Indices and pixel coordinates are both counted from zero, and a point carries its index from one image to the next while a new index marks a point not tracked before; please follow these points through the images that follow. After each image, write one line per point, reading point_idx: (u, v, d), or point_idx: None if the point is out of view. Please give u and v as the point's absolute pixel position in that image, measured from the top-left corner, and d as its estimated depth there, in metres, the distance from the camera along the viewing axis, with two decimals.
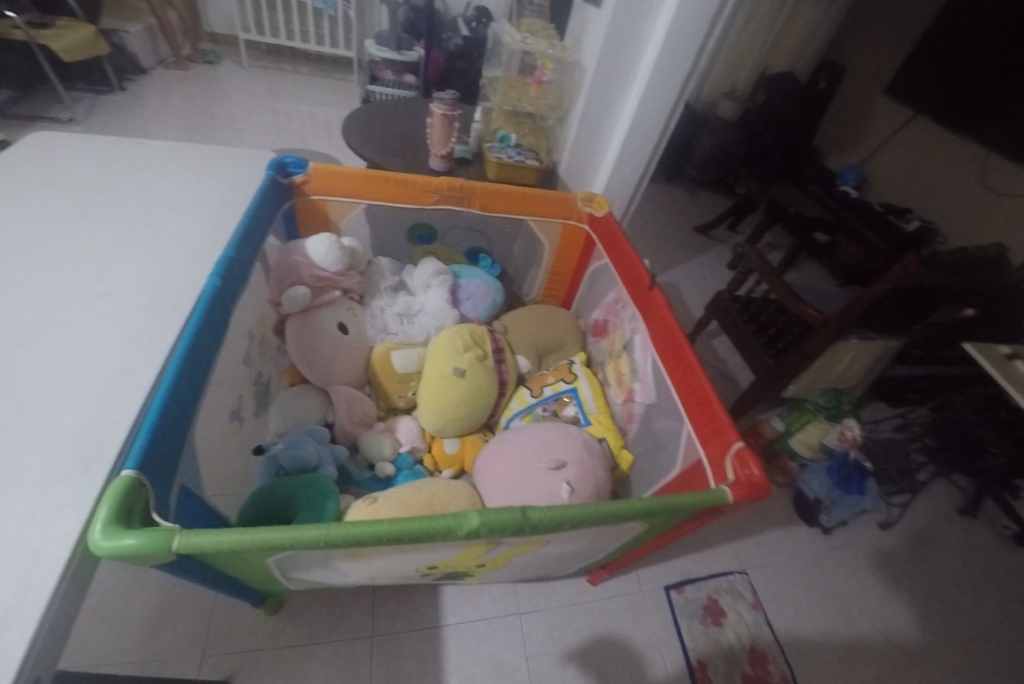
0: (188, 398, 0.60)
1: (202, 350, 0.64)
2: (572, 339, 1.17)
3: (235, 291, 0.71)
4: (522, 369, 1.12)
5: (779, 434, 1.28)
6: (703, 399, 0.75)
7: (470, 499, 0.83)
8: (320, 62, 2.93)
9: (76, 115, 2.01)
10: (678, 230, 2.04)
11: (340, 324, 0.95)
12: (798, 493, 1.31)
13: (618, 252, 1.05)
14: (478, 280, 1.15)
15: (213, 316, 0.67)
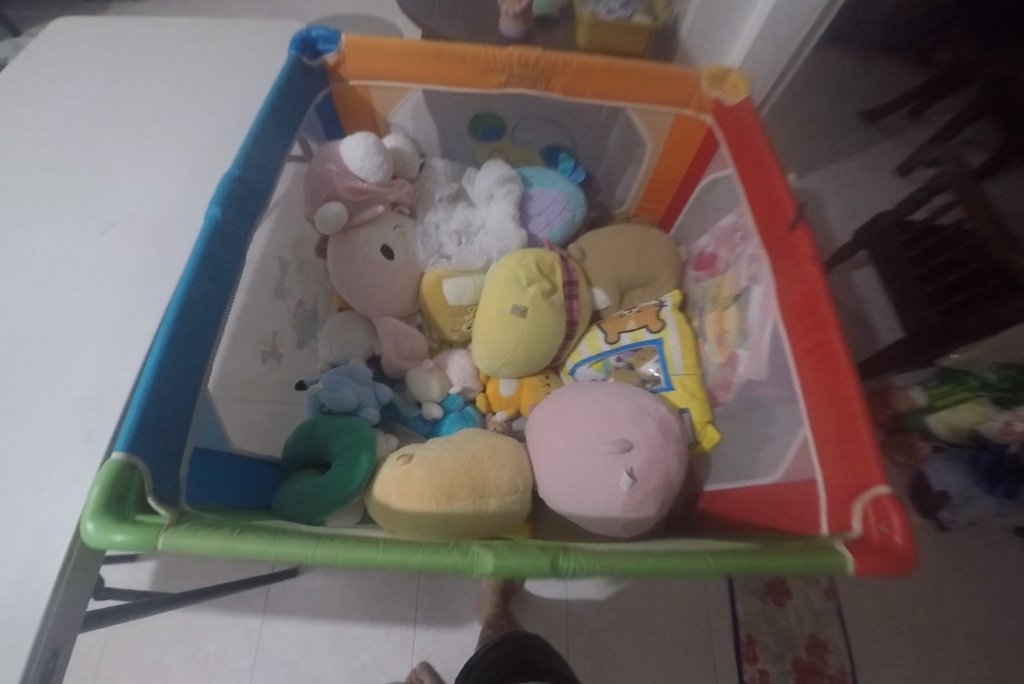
0: (195, 357, 0.54)
1: (208, 301, 0.55)
2: (665, 272, 0.93)
3: (243, 223, 0.61)
4: (598, 305, 0.93)
5: (915, 407, 1.02)
6: (836, 407, 0.54)
7: (516, 464, 0.74)
8: None
9: None
10: (835, 114, 1.53)
11: (384, 247, 0.81)
12: (919, 481, 1.07)
13: (748, 162, 0.75)
14: (554, 189, 0.92)
15: (220, 256, 0.57)
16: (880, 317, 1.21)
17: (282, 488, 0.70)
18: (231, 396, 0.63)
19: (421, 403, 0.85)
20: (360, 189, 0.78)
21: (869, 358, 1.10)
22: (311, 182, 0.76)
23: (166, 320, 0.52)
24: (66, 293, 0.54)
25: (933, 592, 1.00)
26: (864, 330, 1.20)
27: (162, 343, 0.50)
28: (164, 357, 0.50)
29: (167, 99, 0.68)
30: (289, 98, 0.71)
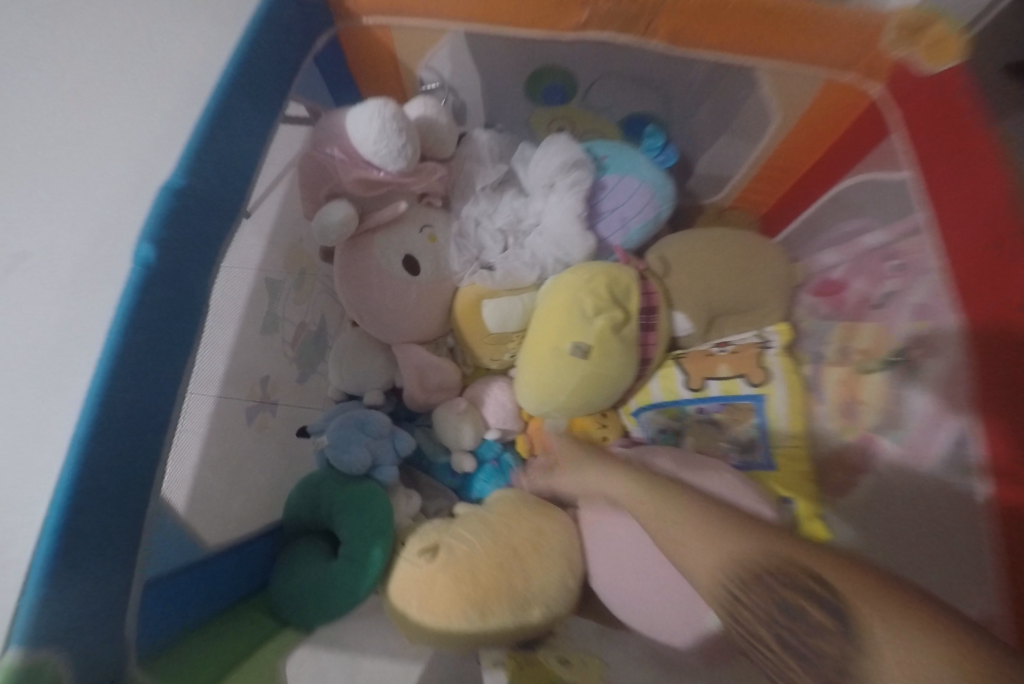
0: (134, 468, 0.36)
1: (151, 373, 0.37)
2: (775, 298, 0.71)
3: (195, 256, 0.41)
4: (677, 332, 0.72)
5: None
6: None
7: (567, 557, 0.58)
8: None
9: None
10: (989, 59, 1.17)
11: (406, 257, 0.62)
12: None
13: (956, 175, 0.51)
14: (636, 178, 0.69)
15: (161, 302, 0.38)
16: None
17: (278, 569, 0.57)
18: (201, 483, 0.46)
19: (450, 450, 0.68)
20: (375, 180, 0.58)
21: None
22: (309, 167, 0.57)
23: (75, 425, 0.33)
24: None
25: None
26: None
27: (68, 464, 0.32)
28: (83, 490, 0.32)
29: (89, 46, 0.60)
30: (272, 53, 0.53)
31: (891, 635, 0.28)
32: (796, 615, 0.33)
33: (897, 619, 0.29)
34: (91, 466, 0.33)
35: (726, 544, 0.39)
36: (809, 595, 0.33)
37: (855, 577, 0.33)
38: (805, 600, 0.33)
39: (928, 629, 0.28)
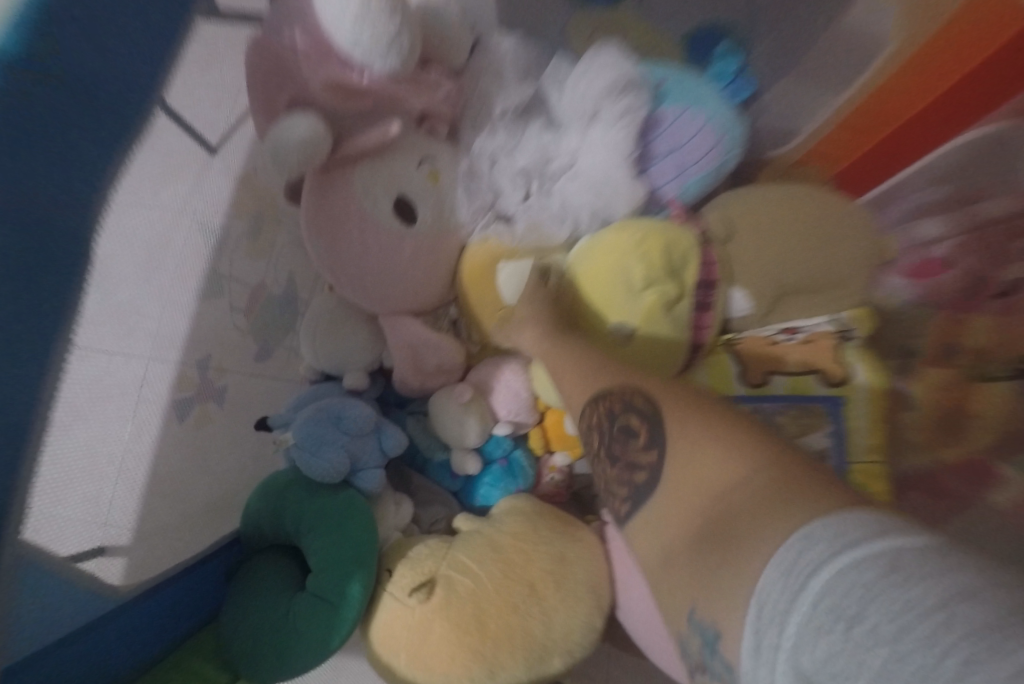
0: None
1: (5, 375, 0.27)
2: (858, 277, 0.57)
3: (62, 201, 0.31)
4: (732, 313, 0.59)
5: None
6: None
7: (595, 591, 0.47)
8: None
9: None
10: None
11: (399, 200, 0.47)
12: None
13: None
14: (703, 113, 0.53)
15: (35, 297, 0.29)
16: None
17: (230, 596, 0.45)
18: (158, 460, 0.43)
19: (450, 448, 0.55)
20: (355, 89, 0.42)
21: None
22: (263, 64, 0.40)
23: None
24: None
25: None
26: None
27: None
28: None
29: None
30: None
31: (684, 443, 0.31)
32: (626, 433, 0.35)
33: (701, 437, 0.30)
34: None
35: (603, 383, 0.40)
36: (642, 419, 0.35)
37: (673, 402, 0.34)
38: (631, 418, 0.35)
39: (736, 445, 0.28)
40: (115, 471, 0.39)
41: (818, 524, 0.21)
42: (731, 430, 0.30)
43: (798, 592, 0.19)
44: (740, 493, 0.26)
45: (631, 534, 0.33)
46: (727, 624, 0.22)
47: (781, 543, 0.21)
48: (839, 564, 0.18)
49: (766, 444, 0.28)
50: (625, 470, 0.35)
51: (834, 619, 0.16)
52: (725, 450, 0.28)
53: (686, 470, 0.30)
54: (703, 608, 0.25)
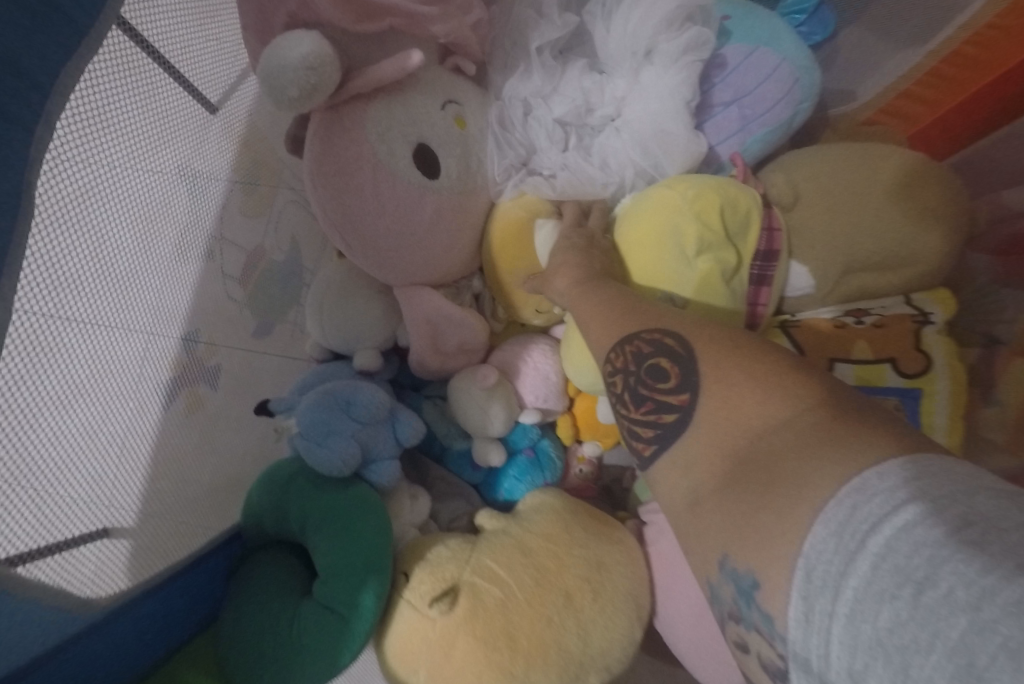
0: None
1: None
2: (943, 253, 0.49)
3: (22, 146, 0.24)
4: (791, 291, 0.52)
5: None
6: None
7: (635, 600, 0.42)
8: None
9: None
10: None
11: (419, 149, 0.40)
12: None
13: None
14: (778, 55, 0.45)
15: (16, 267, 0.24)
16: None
17: (230, 597, 0.40)
18: (162, 443, 0.38)
19: (472, 437, 0.50)
20: (371, 7, 0.35)
21: None
22: None
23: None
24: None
25: None
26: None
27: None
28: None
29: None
30: None
31: (721, 384, 0.26)
32: (653, 375, 0.29)
33: (739, 378, 0.25)
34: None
35: (628, 323, 0.33)
36: (672, 357, 0.29)
37: (704, 337, 0.29)
38: (659, 356, 0.29)
39: (772, 387, 0.24)
40: (117, 453, 0.35)
41: (864, 472, 0.18)
42: (773, 369, 0.25)
43: (854, 554, 0.16)
44: (788, 439, 0.22)
45: (652, 484, 0.28)
46: (774, 583, 0.19)
47: (832, 496, 0.18)
48: (894, 526, 0.15)
49: (816, 385, 0.23)
50: (650, 414, 0.28)
51: (898, 583, 0.14)
52: (767, 393, 0.24)
53: (720, 413, 0.25)
54: (736, 554, 0.21)
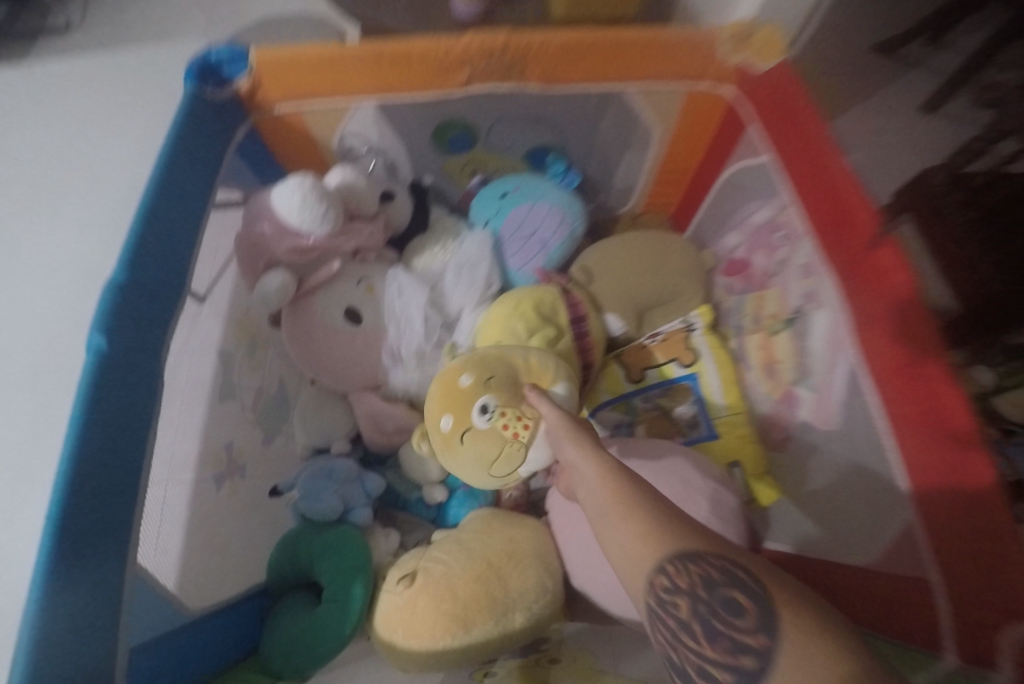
0: (107, 486, 0.39)
1: (120, 436, 0.41)
2: (691, 285, 0.78)
3: (152, 329, 0.47)
4: (612, 333, 0.78)
5: None
6: (965, 551, 0.40)
7: (541, 558, 0.61)
8: None
9: None
10: None
11: (349, 310, 0.68)
12: None
13: (821, 214, 0.54)
14: (547, 202, 0.76)
15: (134, 396, 0.43)
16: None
17: (265, 628, 0.58)
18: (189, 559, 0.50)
19: (422, 485, 0.71)
20: (307, 247, 0.65)
21: None
22: (247, 246, 0.63)
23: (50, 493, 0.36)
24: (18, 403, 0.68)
25: None
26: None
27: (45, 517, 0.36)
28: (61, 522, 0.36)
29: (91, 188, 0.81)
30: (192, 157, 0.58)
31: (802, 628, 0.24)
32: (724, 609, 0.27)
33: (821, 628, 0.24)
34: (61, 518, 0.36)
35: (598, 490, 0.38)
36: (748, 592, 0.27)
37: (784, 582, 0.27)
38: (735, 589, 0.27)
39: (843, 645, 0.23)
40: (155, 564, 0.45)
41: None
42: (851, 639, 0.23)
43: None
44: None
45: None
46: None
47: None
48: None
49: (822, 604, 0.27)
50: (728, 653, 0.25)
51: None
52: (843, 649, 0.23)
53: (799, 662, 0.23)
54: None
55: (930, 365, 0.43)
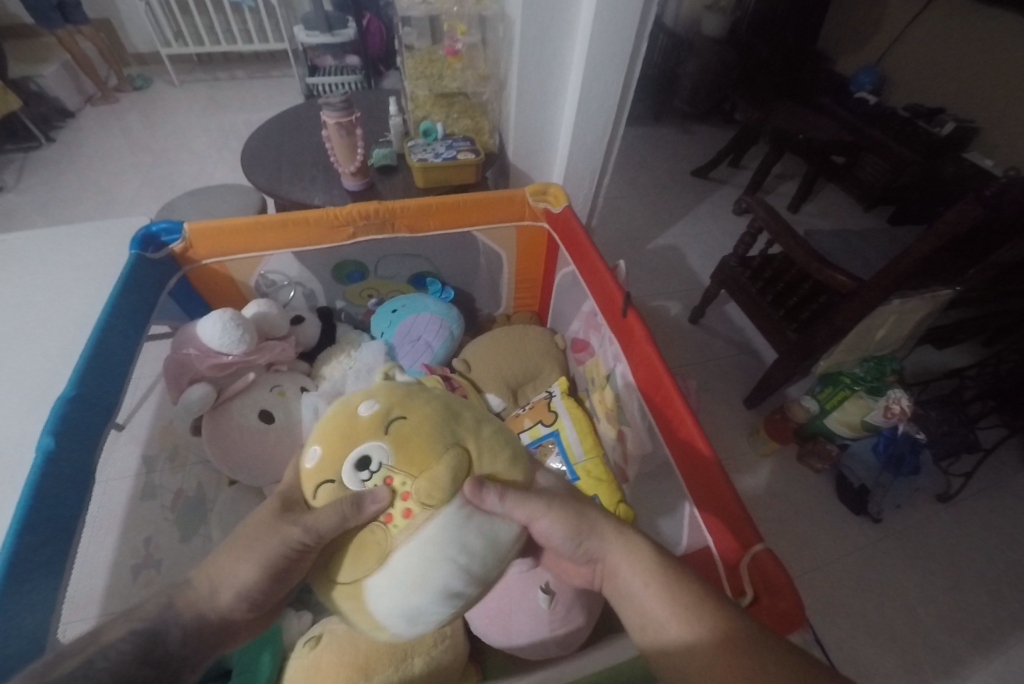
0: (38, 561, 0.48)
1: (55, 517, 0.52)
2: (549, 363, 1.00)
3: (85, 435, 0.59)
4: (495, 409, 0.97)
5: (812, 414, 1.28)
6: (721, 515, 0.56)
7: None
8: (256, 62, 2.90)
9: (8, 182, 2.05)
10: (655, 210, 2.04)
11: (262, 411, 0.81)
12: (842, 481, 1.31)
13: (602, 298, 0.78)
14: (428, 312, 0.98)
15: (67, 487, 0.54)
16: (734, 347, 1.61)
17: None
18: None
19: None
20: (225, 363, 0.79)
21: (758, 390, 1.41)
22: (173, 368, 0.76)
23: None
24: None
25: (858, 581, 1.19)
26: (734, 358, 1.58)
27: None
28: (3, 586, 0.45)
29: (17, 333, 0.91)
30: (135, 299, 0.74)
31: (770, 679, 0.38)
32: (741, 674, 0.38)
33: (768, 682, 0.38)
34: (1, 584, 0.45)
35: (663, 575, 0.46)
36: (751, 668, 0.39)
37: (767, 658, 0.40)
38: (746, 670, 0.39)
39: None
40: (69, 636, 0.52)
41: None
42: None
43: None
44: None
45: None
46: None
47: None
48: None
49: (721, 602, 0.45)
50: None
51: None
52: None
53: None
54: None
55: (670, 393, 0.63)
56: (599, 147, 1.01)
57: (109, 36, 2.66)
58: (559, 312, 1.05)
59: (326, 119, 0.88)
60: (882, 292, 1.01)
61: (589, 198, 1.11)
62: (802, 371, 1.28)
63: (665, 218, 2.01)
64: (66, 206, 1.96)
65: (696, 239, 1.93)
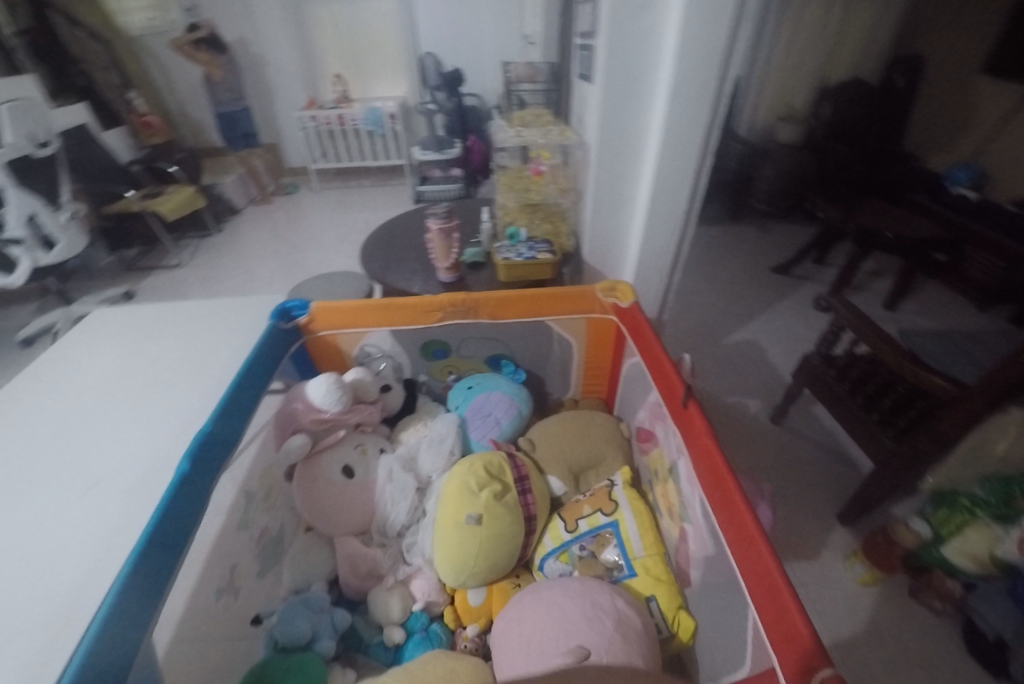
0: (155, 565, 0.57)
1: (178, 527, 0.62)
2: (612, 451, 1.01)
3: (209, 464, 0.71)
4: (556, 492, 0.99)
5: (925, 541, 1.11)
6: (783, 627, 0.52)
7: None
8: (379, 174, 3.51)
9: (182, 260, 2.59)
10: (731, 304, 2.04)
11: (345, 467, 0.91)
12: (969, 624, 1.08)
13: (665, 388, 0.81)
14: (500, 391, 1.06)
15: (190, 506, 0.65)
16: (822, 453, 1.48)
17: None
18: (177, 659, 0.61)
19: (384, 628, 0.82)
20: (324, 419, 0.91)
21: (852, 504, 1.26)
22: (282, 420, 0.90)
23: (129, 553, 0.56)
24: (56, 531, 0.82)
25: None
26: (823, 466, 1.45)
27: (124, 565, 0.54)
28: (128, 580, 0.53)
29: (175, 377, 1.12)
30: (265, 357, 0.91)
31: None
32: None
33: None
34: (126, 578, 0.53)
35: None
36: None
37: None
38: None
39: None
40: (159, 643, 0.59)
41: None
42: None
43: None
44: None
45: None
46: None
47: None
48: None
49: None
50: None
51: None
52: None
53: None
54: None
55: (727, 485, 0.62)
56: (669, 249, 1.09)
57: (275, 156, 3.39)
58: (626, 400, 1.07)
59: (431, 225, 1.06)
60: (988, 400, 0.92)
61: (660, 294, 1.17)
62: (904, 484, 1.14)
63: (742, 314, 1.99)
64: (220, 281, 2.42)
65: (775, 334, 1.89)
